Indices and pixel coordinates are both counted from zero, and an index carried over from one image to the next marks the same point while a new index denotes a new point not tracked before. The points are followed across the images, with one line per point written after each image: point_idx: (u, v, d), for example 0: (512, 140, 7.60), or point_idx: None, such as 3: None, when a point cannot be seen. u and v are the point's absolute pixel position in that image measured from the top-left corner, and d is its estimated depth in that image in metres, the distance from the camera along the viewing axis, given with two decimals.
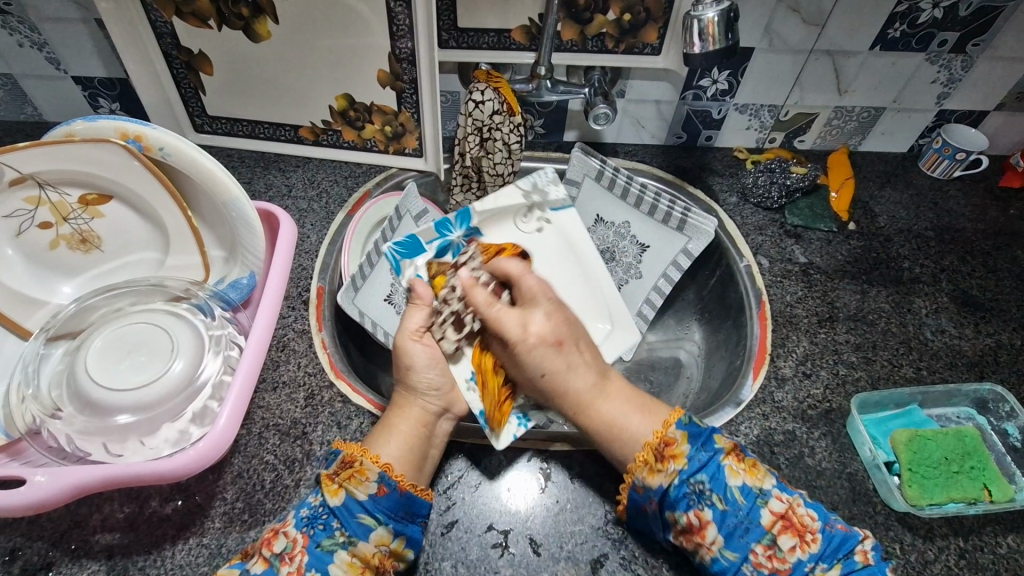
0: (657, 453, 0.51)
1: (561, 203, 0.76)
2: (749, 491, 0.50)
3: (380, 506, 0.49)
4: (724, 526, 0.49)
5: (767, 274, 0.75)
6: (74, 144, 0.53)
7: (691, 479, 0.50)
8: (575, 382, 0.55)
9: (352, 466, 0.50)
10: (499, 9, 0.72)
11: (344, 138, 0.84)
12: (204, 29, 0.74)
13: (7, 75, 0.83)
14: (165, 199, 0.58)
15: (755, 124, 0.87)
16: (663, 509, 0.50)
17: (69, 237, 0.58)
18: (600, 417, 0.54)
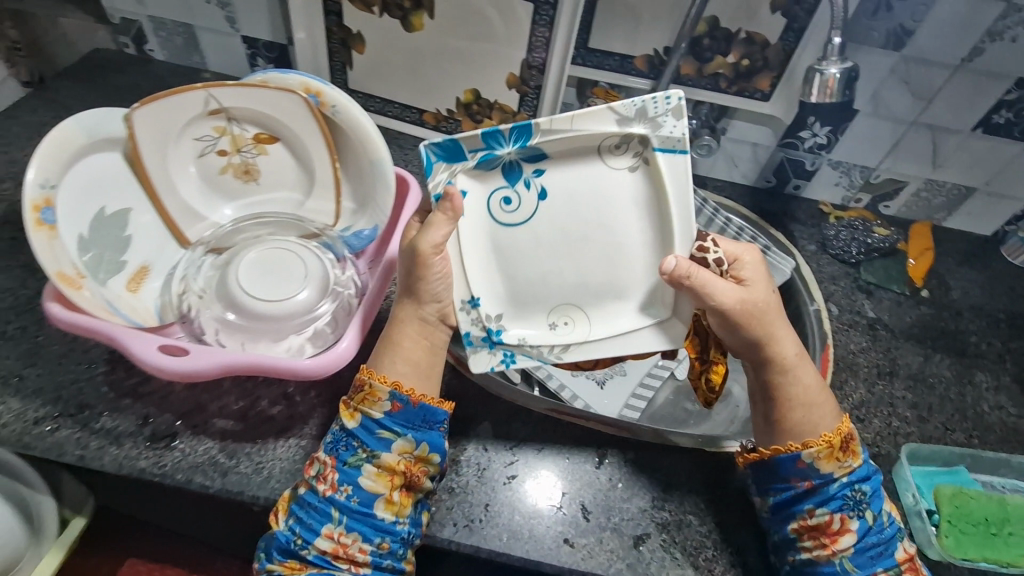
0: (842, 443, 0.54)
1: (671, 143, 0.56)
2: (892, 519, 0.54)
3: (396, 419, 0.54)
4: (864, 540, 0.52)
5: (835, 321, 0.79)
6: (267, 89, 0.63)
7: (855, 484, 0.54)
8: (783, 334, 0.57)
9: (363, 389, 0.55)
10: (629, 37, 0.80)
11: (462, 128, 0.93)
12: (367, 13, 0.84)
13: (189, 26, 0.96)
14: (321, 149, 0.67)
15: (845, 182, 0.91)
16: (813, 498, 0.54)
17: (236, 166, 0.68)
18: (797, 379, 0.57)
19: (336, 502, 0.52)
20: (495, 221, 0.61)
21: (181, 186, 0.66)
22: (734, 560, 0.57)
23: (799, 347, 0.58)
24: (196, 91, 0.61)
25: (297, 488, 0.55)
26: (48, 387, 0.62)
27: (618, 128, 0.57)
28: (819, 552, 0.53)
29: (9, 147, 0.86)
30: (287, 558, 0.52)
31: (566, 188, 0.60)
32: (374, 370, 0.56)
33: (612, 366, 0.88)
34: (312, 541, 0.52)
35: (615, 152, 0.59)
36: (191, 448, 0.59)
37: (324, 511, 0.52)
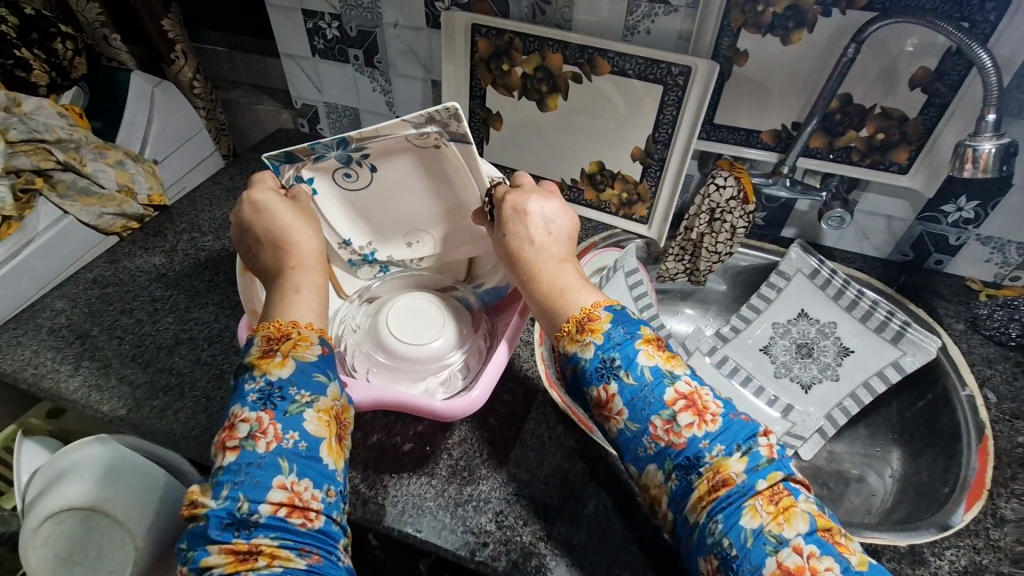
0: (578, 324, 0.52)
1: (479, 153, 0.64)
2: (659, 371, 0.48)
3: (327, 363, 0.54)
4: (630, 399, 0.48)
5: (994, 409, 0.71)
6: None
7: (606, 354, 0.50)
8: (538, 241, 0.61)
9: (289, 337, 0.53)
10: (756, 113, 0.83)
11: (584, 196, 1.00)
12: (508, 96, 0.95)
13: (355, 109, 1.14)
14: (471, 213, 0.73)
15: (998, 258, 0.85)
16: (582, 381, 0.51)
17: None
18: (544, 277, 0.59)
19: (283, 452, 0.47)
20: (341, 189, 0.69)
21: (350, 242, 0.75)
22: None
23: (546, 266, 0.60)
24: None
25: (220, 462, 0.47)
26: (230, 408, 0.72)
27: (415, 129, 0.61)
28: (609, 424, 0.50)
29: (212, 208, 1.05)
30: (230, 539, 0.43)
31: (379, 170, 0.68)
32: (296, 320, 0.55)
33: None
34: (261, 501, 0.45)
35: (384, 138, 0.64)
36: None
37: (270, 464, 0.46)
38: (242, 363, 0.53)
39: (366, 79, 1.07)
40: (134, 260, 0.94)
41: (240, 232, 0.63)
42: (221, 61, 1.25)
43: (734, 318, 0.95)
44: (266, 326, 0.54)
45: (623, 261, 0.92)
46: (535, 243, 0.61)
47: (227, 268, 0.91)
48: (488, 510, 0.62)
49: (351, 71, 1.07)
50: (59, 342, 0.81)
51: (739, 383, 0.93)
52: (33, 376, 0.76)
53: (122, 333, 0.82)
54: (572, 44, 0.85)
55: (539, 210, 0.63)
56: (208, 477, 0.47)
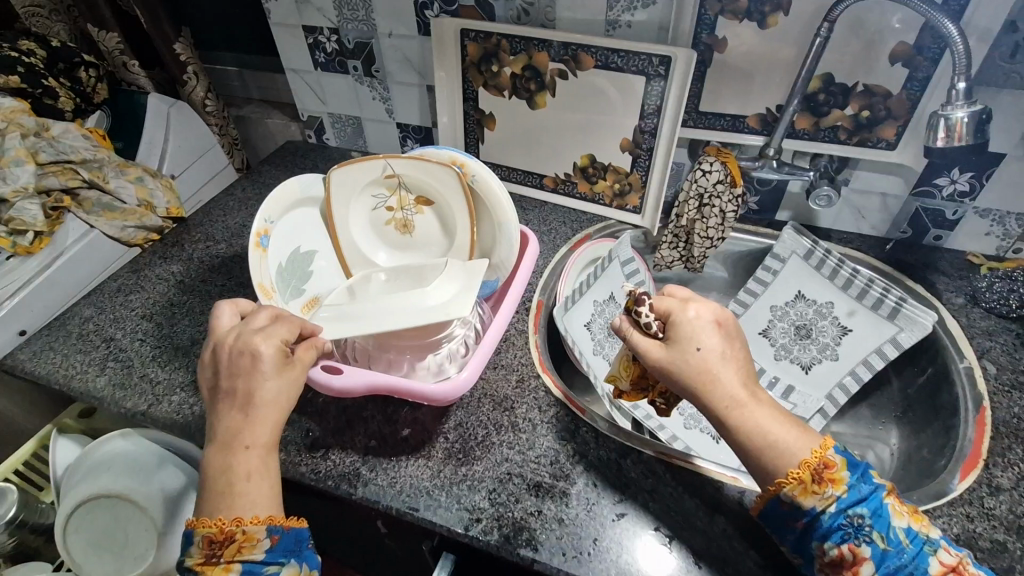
0: (815, 474, 0.51)
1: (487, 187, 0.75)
2: (915, 536, 0.50)
3: (276, 553, 0.51)
4: (884, 565, 0.49)
5: (993, 380, 0.71)
6: (429, 163, 0.75)
7: (849, 510, 0.50)
8: (727, 370, 0.55)
9: (233, 539, 0.49)
10: (741, 97, 0.84)
11: (578, 189, 1.02)
12: (500, 97, 0.99)
13: (358, 117, 1.19)
14: (464, 215, 0.77)
15: (998, 231, 0.84)
16: (814, 534, 0.51)
17: (397, 220, 0.82)
18: (755, 426, 0.53)
19: None
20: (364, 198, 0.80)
21: (355, 232, 0.82)
22: None
23: (737, 396, 0.54)
24: (378, 159, 0.75)
25: None
26: None
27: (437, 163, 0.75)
28: None
29: (226, 218, 1.11)
30: None
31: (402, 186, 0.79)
32: (241, 515, 0.49)
33: None
34: None
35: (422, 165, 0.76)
36: (341, 460, 0.69)
37: None
38: (185, 561, 0.50)
39: (366, 88, 1.12)
40: (154, 269, 1.00)
41: (215, 364, 0.56)
42: (231, 80, 1.32)
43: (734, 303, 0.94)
44: (209, 523, 0.49)
45: (619, 251, 0.87)
46: (724, 357, 0.56)
47: (238, 274, 0.97)
48: (481, 488, 0.65)
49: (352, 81, 1.13)
50: (87, 346, 0.87)
51: None
52: (63, 377, 0.82)
53: (143, 336, 0.87)
54: (556, 42, 0.88)
55: (714, 318, 0.58)
56: None
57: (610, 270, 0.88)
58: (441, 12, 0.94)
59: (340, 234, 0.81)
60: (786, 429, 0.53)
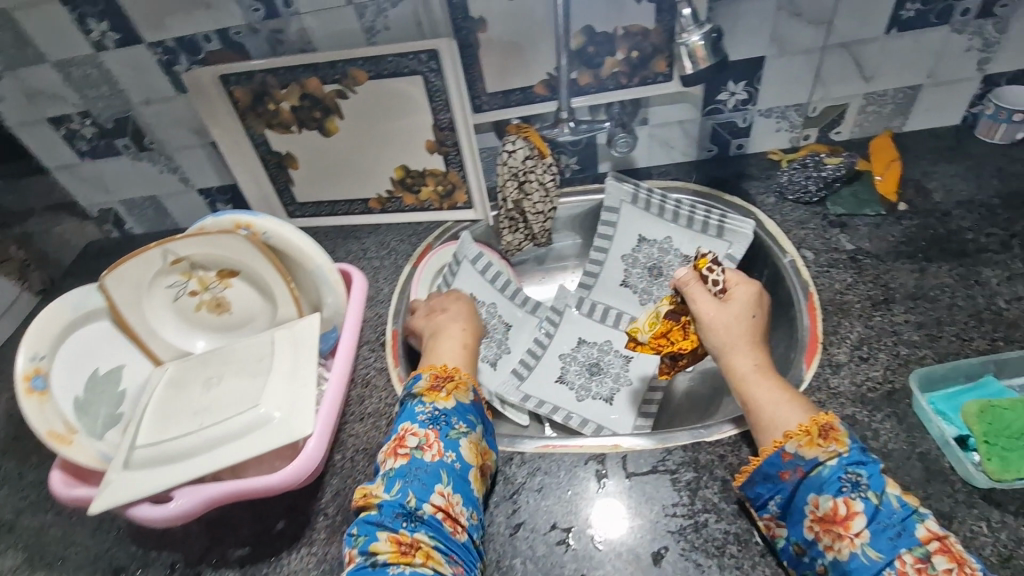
0: (821, 429, 0.52)
1: (281, 238, 0.68)
2: (907, 504, 0.48)
3: (473, 411, 0.63)
4: (875, 521, 0.47)
5: (813, 265, 0.75)
6: (208, 235, 0.67)
7: (849, 466, 0.50)
8: (760, 348, 0.62)
9: (453, 378, 0.65)
10: (520, 69, 0.83)
11: (406, 203, 0.98)
12: (290, 133, 0.92)
13: (154, 196, 1.07)
14: (274, 274, 0.70)
15: (785, 125, 0.90)
16: (810, 485, 0.50)
17: (208, 302, 0.73)
18: (765, 393, 0.57)
19: (443, 466, 0.57)
20: (159, 291, 0.71)
21: (163, 329, 0.72)
22: (762, 549, 0.54)
23: (762, 367, 0.60)
24: (152, 249, 0.67)
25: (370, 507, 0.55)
26: (87, 559, 0.66)
27: (218, 232, 0.67)
28: (836, 545, 0.48)
29: None
30: (398, 529, 0.52)
31: (195, 265, 0.71)
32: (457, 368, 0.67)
33: (616, 378, 0.90)
34: (425, 500, 0.54)
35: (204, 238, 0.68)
36: None
37: (434, 474, 0.56)
38: (411, 391, 0.64)
39: (148, 164, 1.01)
40: None
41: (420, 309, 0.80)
42: None
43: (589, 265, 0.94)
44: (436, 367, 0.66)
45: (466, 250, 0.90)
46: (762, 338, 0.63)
47: None
48: None
49: (129, 161, 1.01)
50: None
51: (612, 322, 0.94)
52: None
53: None
54: (322, 63, 0.83)
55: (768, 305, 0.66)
56: (382, 476, 0.57)
57: (463, 269, 0.89)
58: (191, 64, 0.86)
59: (145, 338, 0.71)
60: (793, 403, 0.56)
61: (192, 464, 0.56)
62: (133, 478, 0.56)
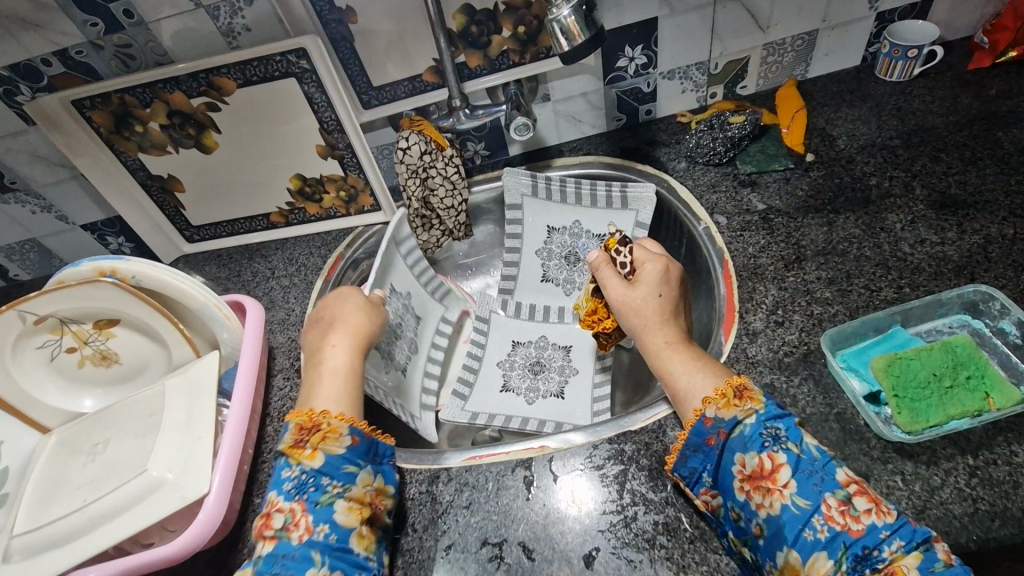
0: (735, 390, 0.52)
1: (156, 280, 0.62)
2: (822, 450, 0.49)
3: (357, 453, 0.53)
4: (801, 471, 0.47)
5: (726, 230, 0.74)
6: (69, 288, 0.61)
7: (769, 422, 0.49)
8: (672, 323, 0.60)
9: (319, 428, 0.53)
10: (404, 59, 0.77)
11: (310, 213, 0.91)
12: (167, 154, 0.84)
13: (31, 239, 0.97)
14: (157, 318, 0.64)
15: (689, 85, 0.87)
16: (734, 446, 0.49)
17: (91, 356, 0.67)
18: (675, 368, 0.56)
19: (315, 544, 0.48)
20: (31, 351, 0.64)
21: (43, 393, 0.66)
22: (693, 535, 0.53)
23: (677, 340, 0.58)
24: (6, 313, 0.60)
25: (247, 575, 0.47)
26: None
27: (80, 283, 0.60)
28: (766, 500, 0.47)
29: None
30: None
31: (65, 319, 0.64)
32: (328, 410, 0.54)
33: (562, 370, 0.86)
34: None
35: (65, 291, 0.61)
36: None
37: (305, 557, 0.47)
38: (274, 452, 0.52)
39: (15, 205, 0.91)
40: None
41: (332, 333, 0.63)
42: None
43: (503, 269, 0.90)
44: (301, 413, 0.54)
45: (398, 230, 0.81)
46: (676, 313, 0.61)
47: None
48: None
49: None
50: None
51: (542, 317, 0.91)
52: None
53: None
54: (180, 76, 0.75)
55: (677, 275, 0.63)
56: (251, 565, 0.48)
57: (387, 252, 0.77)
58: (35, 91, 0.76)
59: (22, 405, 0.64)
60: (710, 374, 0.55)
61: (73, 548, 0.51)
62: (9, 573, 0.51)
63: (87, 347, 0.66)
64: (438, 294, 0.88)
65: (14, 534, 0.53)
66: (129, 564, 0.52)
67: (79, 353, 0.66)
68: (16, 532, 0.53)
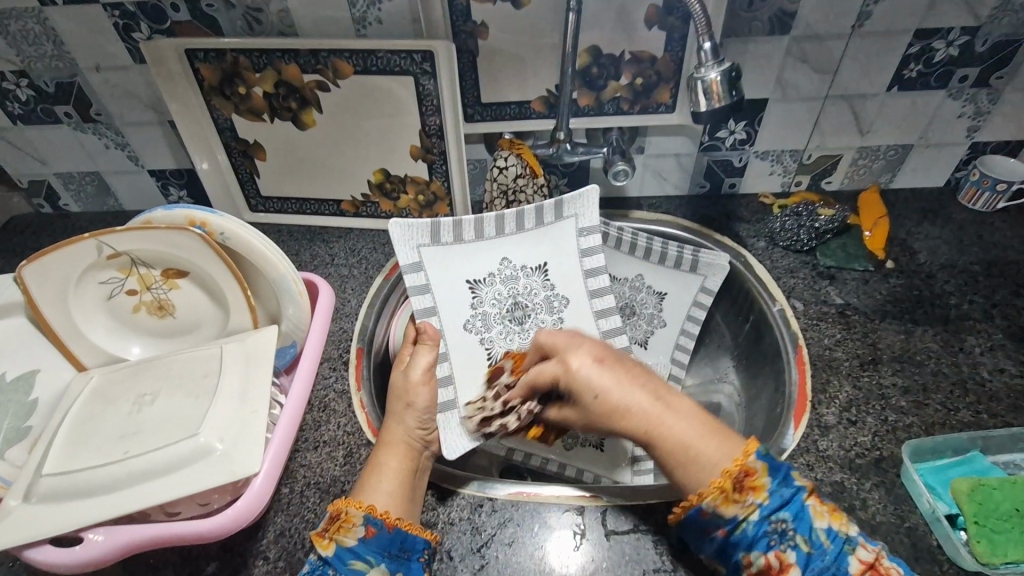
0: (735, 482, 0.47)
1: (241, 242, 0.61)
2: (836, 535, 0.45)
3: (370, 547, 0.51)
4: (809, 570, 0.44)
5: (802, 317, 0.74)
6: (155, 230, 0.59)
7: (772, 516, 0.46)
8: (638, 397, 0.51)
9: (337, 517, 0.53)
10: (519, 83, 0.78)
11: (382, 209, 0.91)
12: (260, 122, 0.84)
13: (95, 173, 0.95)
14: (228, 280, 0.62)
15: (779, 169, 0.89)
16: (737, 545, 0.46)
17: (149, 303, 0.64)
18: (672, 439, 0.49)
19: None
20: (92, 285, 0.62)
21: (90, 329, 0.63)
22: None
23: (647, 407, 0.50)
24: (85, 240, 0.58)
25: None
26: None
27: (167, 229, 0.59)
28: None
29: None
30: None
31: (137, 260, 0.62)
32: (352, 498, 0.54)
33: None
34: None
35: (149, 233, 0.59)
36: None
37: None
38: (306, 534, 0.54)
39: (91, 136, 0.90)
40: None
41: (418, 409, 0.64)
42: None
43: None
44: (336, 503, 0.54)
45: (575, 204, 0.73)
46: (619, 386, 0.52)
47: None
48: None
49: (70, 131, 0.89)
50: None
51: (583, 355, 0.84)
52: None
53: None
54: (303, 51, 0.76)
55: (594, 355, 0.54)
56: None
57: (464, 245, 0.73)
58: (154, 32, 0.76)
59: (67, 337, 0.62)
60: (710, 440, 0.49)
61: (107, 502, 0.48)
62: (35, 514, 0.48)
63: (148, 294, 0.64)
64: (584, 243, 0.74)
65: (42, 473, 0.50)
66: (159, 533, 0.50)
67: (139, 298, 0.64)
68: (46, 471, 0.50)
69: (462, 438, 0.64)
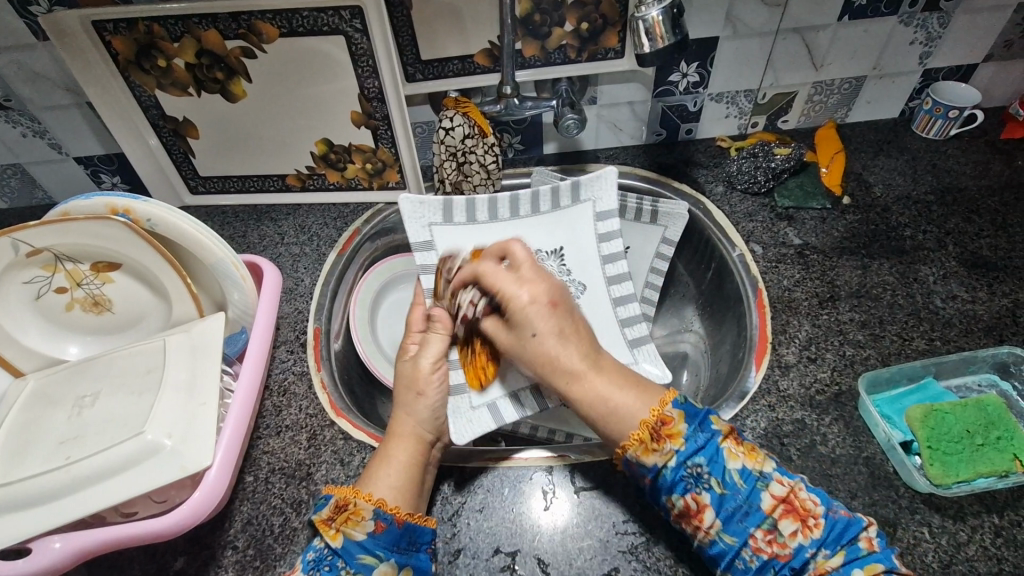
0: (653, 431, 0.48)
1: (173, 228, 0.58)
2: (748, 474, 0.47)
3: (380, 542, 0.50)
4: (723, 510, 0.46)
5: (761, 260, 0.73)
6: (75, 222, 0.55)
7: (689, 461, 0.47)
8: (569, 352, 0.51)
9: (345, 508, 0.50)
10: (459, 36, 0.74)
11: (330, 181, 0.87)
12: (187, 96, 0.78)
13: (16, 165, 0.89)
14: (163, 270, 0.59)
15: (734, 110, 0.87)
16: (660, 489, 0.48)
17: (82, 300, 0.61)
18: (589, 396, 0.50)
19: None
20: (16, 284, 0.58)
21: (21, 333, 0.59)
22: None
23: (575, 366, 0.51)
24: None
25: None
26: None
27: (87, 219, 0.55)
28: (693, 535, 0.48)
29: None
30: None
31: (61, 255, 0.58)
32: (361, 488, 0.52)
33: None
34: None
35: (69, 225, 0.55)
36: None
37: None
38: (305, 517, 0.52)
39: (4, 124, 0.82)
40: None
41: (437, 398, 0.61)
42: None
43: None
44: (341, 489, 0.52)
45: (593, 187, 0.73)
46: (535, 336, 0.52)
47: None
48: None
49: None
50: None
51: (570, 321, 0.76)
52: None
53: None
54: (219, 14, 0.70)
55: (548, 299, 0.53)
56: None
57: (476, 225, 0.72)
58: (53, 4, 0.69)
59: None
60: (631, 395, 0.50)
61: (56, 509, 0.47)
62: None
63: (80, 289, 0.60)
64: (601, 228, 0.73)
65: None
66: (113, 535, 0.48)
67: (71, 294, 0.60)
68: None
69: (475, 424, 0.61)
